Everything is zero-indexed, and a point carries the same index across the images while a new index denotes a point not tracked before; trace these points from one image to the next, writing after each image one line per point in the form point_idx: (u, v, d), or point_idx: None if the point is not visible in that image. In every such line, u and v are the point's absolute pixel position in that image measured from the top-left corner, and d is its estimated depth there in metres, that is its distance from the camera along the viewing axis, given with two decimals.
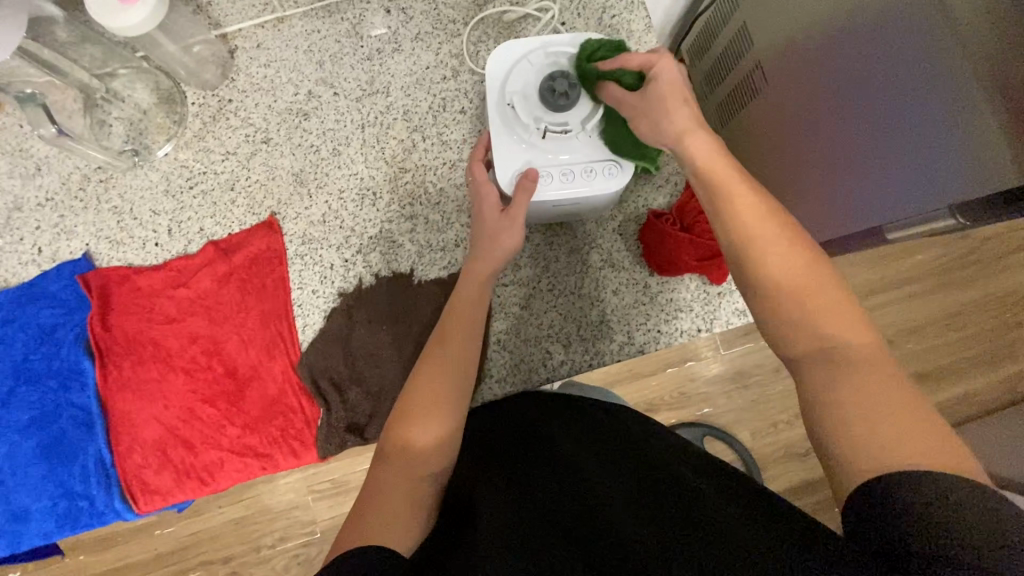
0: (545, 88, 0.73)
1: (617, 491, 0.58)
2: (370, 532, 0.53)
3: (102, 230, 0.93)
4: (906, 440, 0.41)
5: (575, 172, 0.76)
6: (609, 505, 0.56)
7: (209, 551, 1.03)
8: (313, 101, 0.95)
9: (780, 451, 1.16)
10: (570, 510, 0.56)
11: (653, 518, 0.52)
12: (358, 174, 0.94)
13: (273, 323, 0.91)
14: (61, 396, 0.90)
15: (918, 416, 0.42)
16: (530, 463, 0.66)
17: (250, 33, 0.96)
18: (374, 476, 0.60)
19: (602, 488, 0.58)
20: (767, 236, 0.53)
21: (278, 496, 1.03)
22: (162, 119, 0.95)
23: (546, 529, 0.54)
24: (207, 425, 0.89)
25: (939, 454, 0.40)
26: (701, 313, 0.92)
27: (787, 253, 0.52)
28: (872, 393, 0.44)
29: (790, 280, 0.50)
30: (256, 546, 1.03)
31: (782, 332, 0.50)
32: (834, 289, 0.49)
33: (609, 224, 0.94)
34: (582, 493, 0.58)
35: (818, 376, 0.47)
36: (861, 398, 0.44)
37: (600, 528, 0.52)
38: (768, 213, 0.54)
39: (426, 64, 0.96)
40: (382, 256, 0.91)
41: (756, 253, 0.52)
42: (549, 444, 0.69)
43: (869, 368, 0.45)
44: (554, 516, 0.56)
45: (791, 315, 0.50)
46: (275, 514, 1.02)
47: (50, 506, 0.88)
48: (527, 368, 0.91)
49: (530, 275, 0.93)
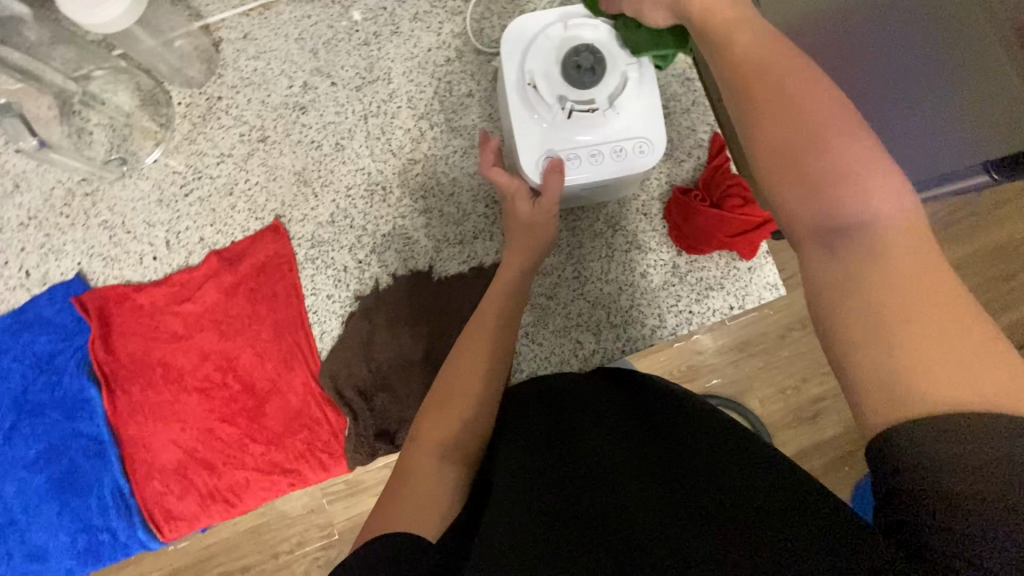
0: (570, 65, 0.68)
1: (640, 464, 0.51)
2: (404, 515, 0.48)
3: (94, 247, 0.86)
4: (929, 349, 0.29)
5: (604, 154, 0.72)
6: (628, 484, 0.49)
7: (223, 565, 0.88)
8: (309, 93, 0.89)
9: (790, 416, 0.97)
10: (580, 496, 0.49)
11: (688, 506, 0.44)
12: (364, 168, 0.88)
13: (290, 333, 0.86)
14: (67, 427, 0.84)
15: (946, 324, 0.30)
16: (546, 435, 0.58)
17: (234, 23, 0.89)
18: (410, 455, 0.57)
19: (620, 466, 0.51)
20: (780, 82, 0.38)
21: (292, 499, 0.89)
22: (147, 122, 0.89)
23: (552, 520, 0.46)
24: (228, 445, 0.85)
25: (974, 381, 0.28)
26: (732, 290, 0.90)
27: (809, 106, 0.36)
28: (897, 287, 0.31)
29: (807, 122, 0.36)
30: (273, 554, 0.88)
31: (779, 208, 0.37)
32: (858, 146, 0.34)
33: (632, 204, 0.90)
34: (592, 476, 0.51)
35: (823, 270, 0.34)
36: (871, 293, 0.32)
37: (623, 513, 0.45)
38: (775, 62, 0.39)
39: (428, 45, 0.90)
40: (398, 255, 0.87)
41: (754, 111, 0.38)
42: (565, 406, 0.63)
43: (895, 259, 0.32)
44: (562, 506, 0.48)
45: (786, 184, 0.36)
46: (293, 520, 0.88)
47: (67, 543, 0.83)
48: (558, 360, 0.88)
49: (554, 264, 0.89)
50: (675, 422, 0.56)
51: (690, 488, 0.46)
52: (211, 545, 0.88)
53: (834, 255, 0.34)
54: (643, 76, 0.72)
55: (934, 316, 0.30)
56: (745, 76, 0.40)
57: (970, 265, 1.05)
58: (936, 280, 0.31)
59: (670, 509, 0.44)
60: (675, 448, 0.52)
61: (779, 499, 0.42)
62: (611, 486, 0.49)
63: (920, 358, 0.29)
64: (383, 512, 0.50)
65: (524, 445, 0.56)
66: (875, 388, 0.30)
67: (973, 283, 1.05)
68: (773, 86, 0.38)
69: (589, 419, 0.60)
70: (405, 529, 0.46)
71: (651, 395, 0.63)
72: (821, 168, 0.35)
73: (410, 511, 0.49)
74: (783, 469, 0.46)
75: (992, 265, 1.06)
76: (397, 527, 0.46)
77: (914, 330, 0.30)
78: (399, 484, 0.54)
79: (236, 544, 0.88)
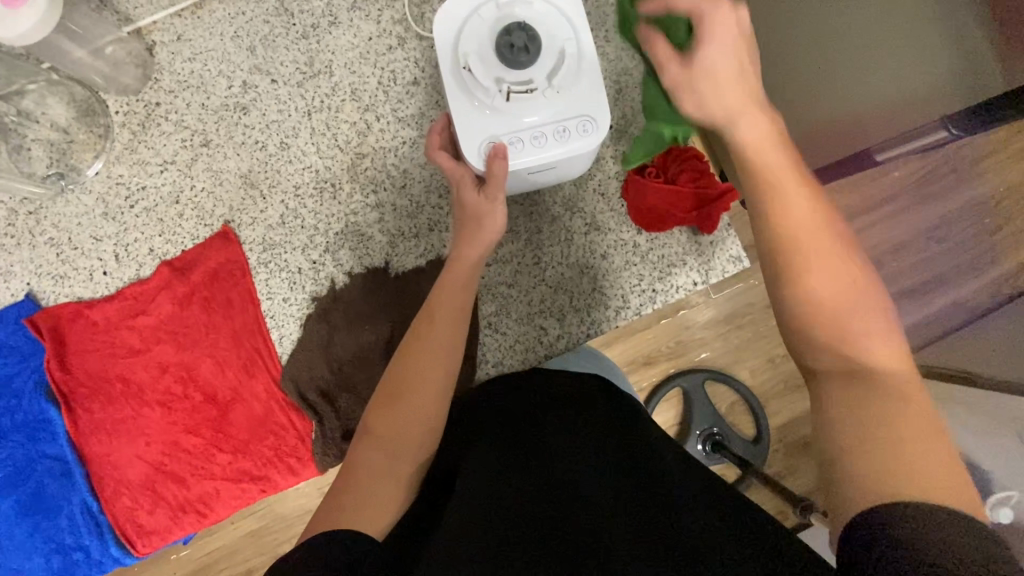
0: (503, 44, 0.66)
1: (604, 485, 0.53)
2: (349, 514, 0.50)
3: (42, 266, 0.84)
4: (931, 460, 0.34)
5: (546, 135, 0.70)
6: (596, 501, 0.51)
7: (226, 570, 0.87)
8: (249, 92, 0.86)
9: (778, 384, 0.93)
10: (549, 503, 0.51)
11: (646, 524, 0.47)
12: (312, 166, 0.86)
13: (248, 340, 0.85)
14: (31, 449, 0.83)
15: (934, 447, 0.35)
16: (514, 441, 0.59)
17: (167, 25, 0.86)
18: (359, 448, 0.57)
19: (589, 480, 0.53)
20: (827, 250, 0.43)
21: (289, 503, 0.87)
22: (85, 134, 0.86)
23: (514, 527, 0.48)
24: (195, 456, 0.84)
25: (951, 482, 0.33)
26: (695, 266, 0.88)
27: (849, 269, 0.42)
28: (898, 413, 0.36)
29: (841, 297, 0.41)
30: (274, 555, 0.86)
31: (805, 342, 0.42)
32: (879, 316, 0.41)
33: (590, 184, 0.88)
34: (562, 486, 0.53)
35: (839, 394, 0.39)
36: (880, 419, 0.37)
37: (584, 525, 0.48)
38: (822, 220, 0.44)
39: (369, 34, 0.87)
40: (353, 252, 0.85)
41: (797, 255, 0.43)
42: (532, 409, 0.64)
43: (903, 400, 0.37)
44: (528, 512, 0.50)
45: (814, 330, 0.42)
46: (293, 521, 0.87)
47: (42, 564, 0.83)
48: (523, 348, 0.87)
49: (512, 251, 0.88)
50: (640, 443, 0.58)
51: (661, 508, 0.49)
52: (211, 552, 0.86)
53: (852, 391, 0.39)
54: (581, 53, 0.70)
55: (925, 438, 0.35)
56: (801, 224, 0.43)
57: (948, 222, 1.03)
58: (930, 414, 0.37)
59: (628, 526, 0.47)
60: (637, 470, 0.54)
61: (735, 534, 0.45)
62: (576, 499, 0.51)
63: (915, 462, 0.34)
64: (326, 508, 0.51)
65: (491, 448, 0.58)
66: (871, 475, 0.35)
67: (954, 239, 1.03)
68: (817, 240, 0.43)
69: (561, 421, 0.61)
70: (343, 524, 0.48)
71: (627, 408, 0.64)
72: (848, 326, 0.41)
73: (358, 504, 0.51)
74: (745, 509, 0.49)
75: (967, 220, 1.04)
76: (339, 522, 0.48)
77: (908, 441, 0.35)
78: (345, 478, 0.54)
79: (239, 548, 0.87)
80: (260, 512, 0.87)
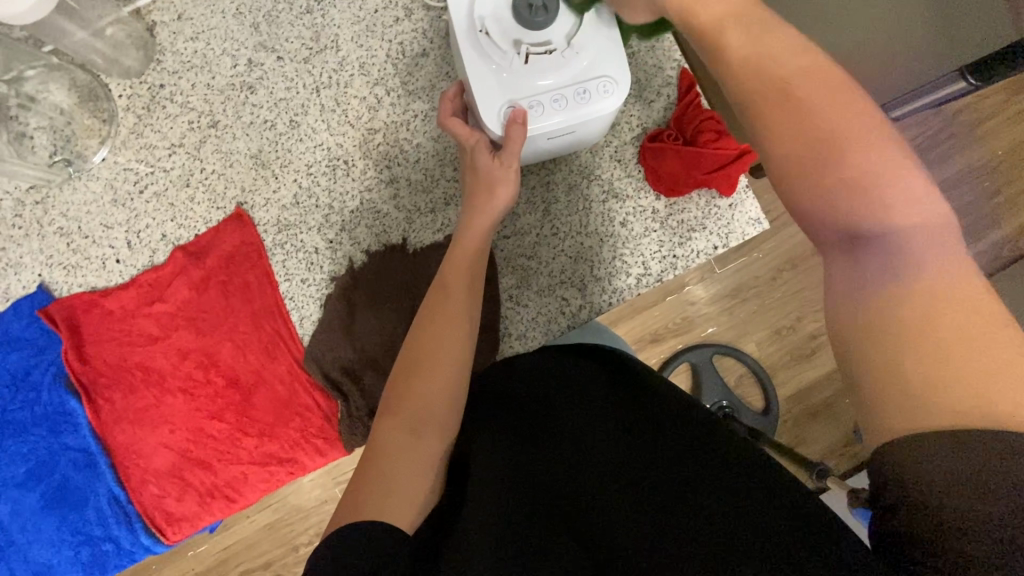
0: (520, 5, 0.64)
1: (625, 474, 0.48)
2: (375, 505, 0.47)
3: (53, 256, 0.82)
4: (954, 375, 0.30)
5: (566, 97, 0.68)
6: (625, 484, 0.48)
7: (246, 561, 0.89)
8: (255, 70, 0.84)
9: (788, 356, 0.96)
10: (566, 493, 0.49)
11: (671, 514, 0.43)
12: (323, 144, 0.84)
13: (268, 322, 0.84)
14: (53, 442, 0.82)
15: (959, 322, 0.30)
16: (531, 416, 0.57)
17: (167, 4, 0.84)
18: (380, 433, 0.55)
19: (608, 463, 0.50)
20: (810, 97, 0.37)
21: (306, 493, 0.88)
22: (88, 119, 0.84)
23: (530, 534, 0.45)
24: (221, 442, 0.84)
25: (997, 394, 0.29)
26: (715, 230, 0.87)
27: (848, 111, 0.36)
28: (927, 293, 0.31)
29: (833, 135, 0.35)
30: (295, 545, 0.88)
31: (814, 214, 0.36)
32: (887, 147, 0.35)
33: (604, 151, 0.88)
34: (583, 478, 0.49)
35: (848, 274, 0.35)
36: (906, 299, 0.32)
37: (618, 530, 0.44)
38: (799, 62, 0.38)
39: (374, 7, 0.85)
40: (369, 230, 0.84)
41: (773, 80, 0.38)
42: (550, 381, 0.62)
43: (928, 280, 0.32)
44: (540, 520, 0.47)
45: (823, 192, 0.35)
46: (310, 511, 0.88)
47: (72, 556, 0.83)
48: (546, 320, 0.87)
49: (530, 223, 0.87)
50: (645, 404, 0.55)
51: (704, 482, 0.45)
52: (233, 541, 0.88)
53: (859, 259, 0.35)
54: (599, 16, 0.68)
55: (944, 294, 0.31)
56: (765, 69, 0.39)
57: (952, 186, 1.03)
58: (960, 305, 0.31)
59: (654, 504, 0.45)
60: (663, 449, 0.49)
61: (800, 543, 0.38)
62: (605, 490, 0.48)
63: (935, 332, 0.31)
64: (353, 498, 0.49)
65: (514, 419, 0.57)
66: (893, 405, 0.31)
67: (954, 205, 1.03)
68: (800, 85, 0.37)
69: (577, 409, 0.56)
70: (372, 517, 0.46)
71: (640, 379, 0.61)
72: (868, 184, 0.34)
73: (382, 495, 0.48)
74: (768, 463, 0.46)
75: (974, 181, 1.03)
76: (370, 515, 0.46)
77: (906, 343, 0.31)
78: (370, 467, 0.52)
79: (258, 537, 0.88)
80: (275, 504, 0.88)
